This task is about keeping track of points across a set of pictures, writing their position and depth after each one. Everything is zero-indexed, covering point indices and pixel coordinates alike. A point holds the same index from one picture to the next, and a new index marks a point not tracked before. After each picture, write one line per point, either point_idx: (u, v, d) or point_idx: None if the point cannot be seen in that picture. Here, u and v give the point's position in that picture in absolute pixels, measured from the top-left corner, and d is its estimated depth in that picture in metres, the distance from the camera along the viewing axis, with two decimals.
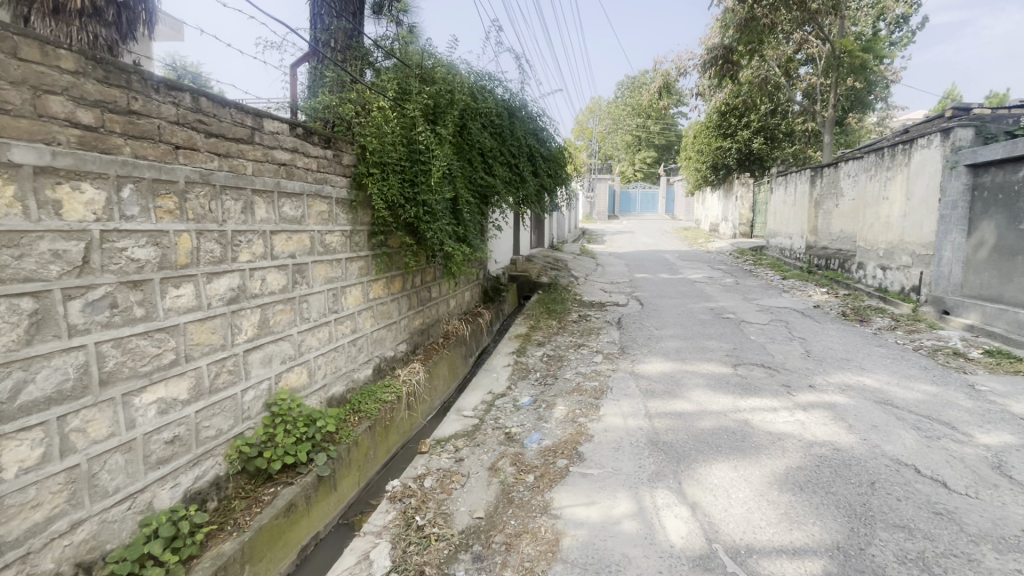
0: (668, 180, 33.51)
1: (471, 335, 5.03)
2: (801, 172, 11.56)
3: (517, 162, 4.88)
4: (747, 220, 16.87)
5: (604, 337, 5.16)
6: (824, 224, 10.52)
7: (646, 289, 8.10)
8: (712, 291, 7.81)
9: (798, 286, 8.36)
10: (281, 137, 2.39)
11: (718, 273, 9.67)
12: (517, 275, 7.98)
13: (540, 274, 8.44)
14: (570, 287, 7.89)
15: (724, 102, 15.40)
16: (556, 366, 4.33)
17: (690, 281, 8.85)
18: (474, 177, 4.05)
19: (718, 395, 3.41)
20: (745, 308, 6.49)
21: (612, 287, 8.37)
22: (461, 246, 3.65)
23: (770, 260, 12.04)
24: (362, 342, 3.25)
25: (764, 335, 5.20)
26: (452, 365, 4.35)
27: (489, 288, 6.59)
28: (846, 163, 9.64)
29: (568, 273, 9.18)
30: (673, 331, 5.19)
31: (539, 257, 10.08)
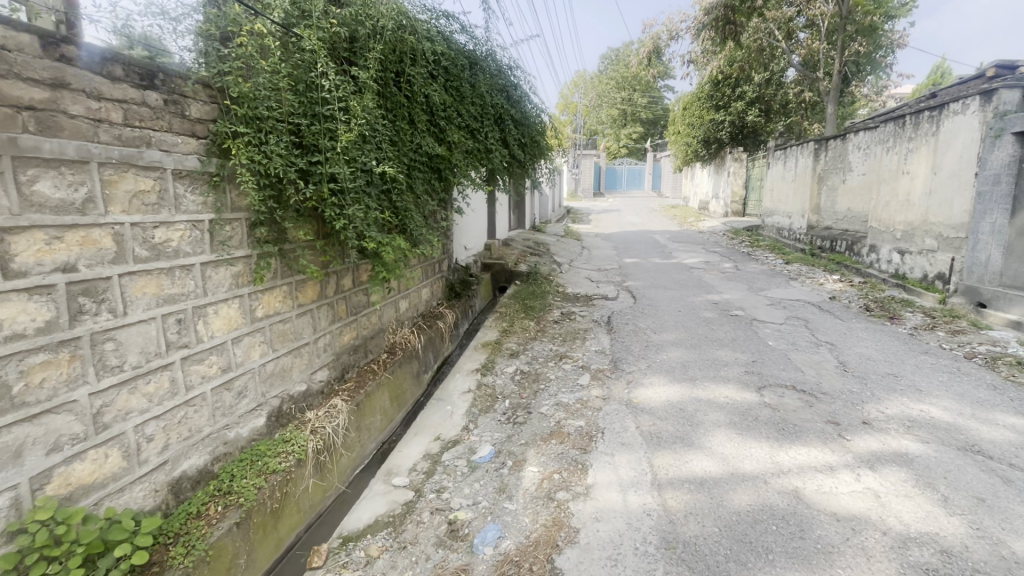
0: (655, 156, 32.47)
1: (427, 344, 4.06)
2: (803, 146, 10.63)
3: (481, 126, 3.85)
4: (740, 197, 15.98)
5: (592, 346, 4.22)
6: (829, 202, 9.63)
7: (637, 278, 7.16)
8: (712, 279, 6.92)
9: (806, 272, 7.51)
10: (19, 59, 1.34)
11: (715, 257, 8.79)
12: (492, 263, 6.97)
13: (519, 262, 7.44)
14: (552, 277, 6.92)
15: (718, 70, 14.35)
16: (531, 391, 3.38)
17: (686, 267, 7.94)
18: (419, 144, 3.07)
19: (748, 444, 2.50)
20: (754, 301, 5.58)
21: (599, 275, 7.42)
22: (393, 239, 2.66)
23: (768, 241, 11.19)
24: (243, 382, 2.25)
25: (784, 339, 4.31)
26: (397, 390, 3.38)
27: (456, 280, 5.59)
28: (857, 134, 8.70)
29: (551, 258, 8.20)
30: (676, 336, 4.27)
31: (519, 240, 9.07)
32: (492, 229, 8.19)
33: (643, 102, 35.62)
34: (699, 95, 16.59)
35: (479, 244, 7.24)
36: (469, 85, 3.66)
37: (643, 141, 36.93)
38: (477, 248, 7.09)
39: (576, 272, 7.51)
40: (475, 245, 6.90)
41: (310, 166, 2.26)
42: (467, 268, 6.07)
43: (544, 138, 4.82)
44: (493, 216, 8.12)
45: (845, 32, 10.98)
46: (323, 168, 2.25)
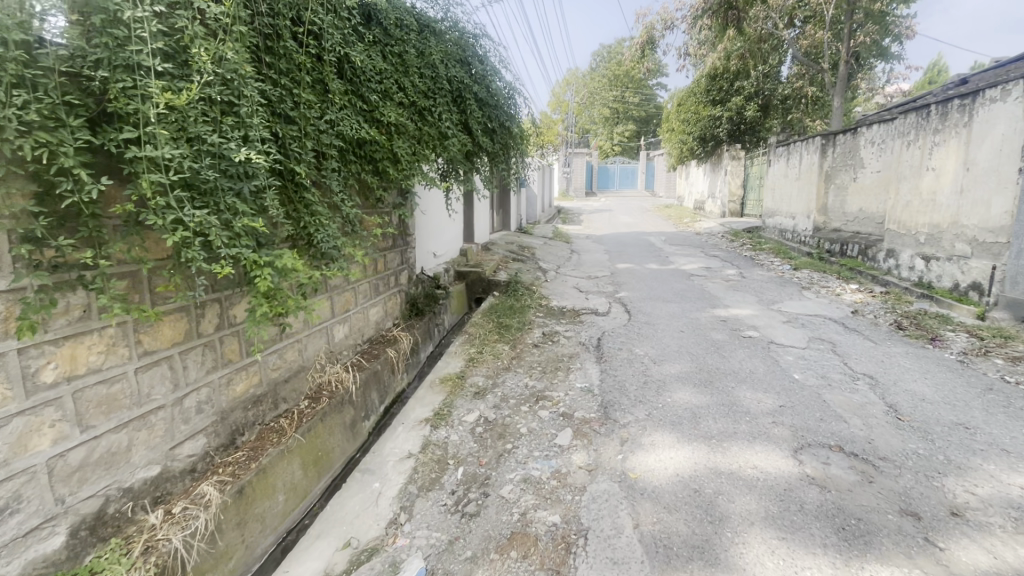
0: (647, 155, 31.81)
1: (369, 382, 3.24)
2: (807, 142, 9.91)
3: (437, 104, 3.02)
4: (737, 197, 15.26)
5: (577, 380, 3.41)
6: (839, 202, 8.89)
7: (632, 287, 6.36)
8: (716, 289, 6.14)
9: (818, 280, 6.74)
10: None
11: (716, 262, 8.02)
12: (467, 271, 6.14)
13: (499, 270, 6.62)
14: (536, 287, 6.10)
15: (715, 63, 13.62)
16: (493, 452, 2.56)
17: (686, 274, 7.16)
18: (335, 126, 2.27)
19: (800, 562, 1.69)
20: (766, 318, 4.81)
21: (589, 284, 6.61)
22: (283, 256, 1.86)
23: (771, 244, 10.45)
24: (10, 492, 1.42)
25: (813, 370, 3.51)
26: (316, 453, 2.56)
27: (421, 294, 4.76)
28: (871, 128, 7.97)
29: (535, 264, 7.40)
30: (681, 369, 3.47)
31: (502, 244, 8.26)
32: (470, 232, 7.34)
33: (635, 100, 35.03)
34: (696, 89, 15.90)
35: (453, 251, 6.40)
36: (417, 56, 2.89)
37: (636, 140, 36.25)
38: (450, 256, 6.25)
39: (563, 280, 6.70)
40: (447, 251, 6.05)
41: (119, 149, 1.46)
42: (435, 279, 5.26)
43: (523, 129, 4.04)
44: (470, 218, 7.29)
45: (852, 19, 10.31)
46: (141, 149, 1.44)
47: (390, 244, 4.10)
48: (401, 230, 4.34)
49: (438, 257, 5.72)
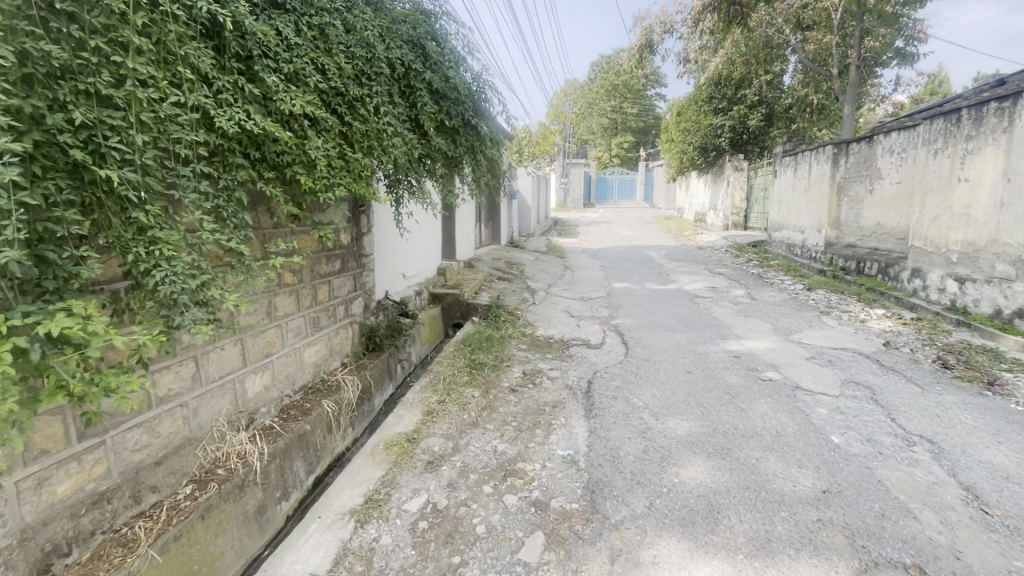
0: (647, 165, 31.27)
1: (289, 450, 2.53)
2: (816, 151, 9.27)
3: (376, 94, 2.34)
4: (740, 209, 14.62)
5: (558, 444, 2.71)
6: (854, 215, 8.22)
7: (630, 311, 5.67)
8: (724, 313, 5.46)
9: (837, 302, 6.06)
10: None
11: (722, 281, 7.35)
12: (444, 293, 5.45)
13: (481, 291, 5.93)
14: (521, 311, 5.41)
15: (717, 69, 13.06)
16: (433, 569, 1.85)
17: (689, 295, 6.48)
18: (197, 115, 1.60)
19: None
20: (786, 353, 4.11)
21: (581, 307, 5.93)
22: (69, 314, 1.18)
23: (779, 259, 9.78)
24: None
25: (856, 429, 2.80)
26: (188, 570, 1.85)
27: (382, 324, 4.07)
28: (890, 135, 7.33)
29: (523, 284, 6.72)
30: (689, 428, 2.76)
31: (488, 260, 7.59)
32: (452, 249, 6.67)
33: (634, 111, 34.66)
34: (697, 97, 15.34)
35: (431, 270, 5.73)
36: (342, 31, 2.23)
37: (635, 151, 35.78)
38: (427, 276, 5.57)
39: (553, 303, 6.01)
40: (422, 270, 5.38)
41: None
42: (403, 305, 4.58)
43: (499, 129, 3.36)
44: (451, 233, 6.63)
45: (863, 22, 9.75)
46: None
47: (337, 268, 3.43)
48: (354, 249, 3.66)
49: (410, 277, 5.05)
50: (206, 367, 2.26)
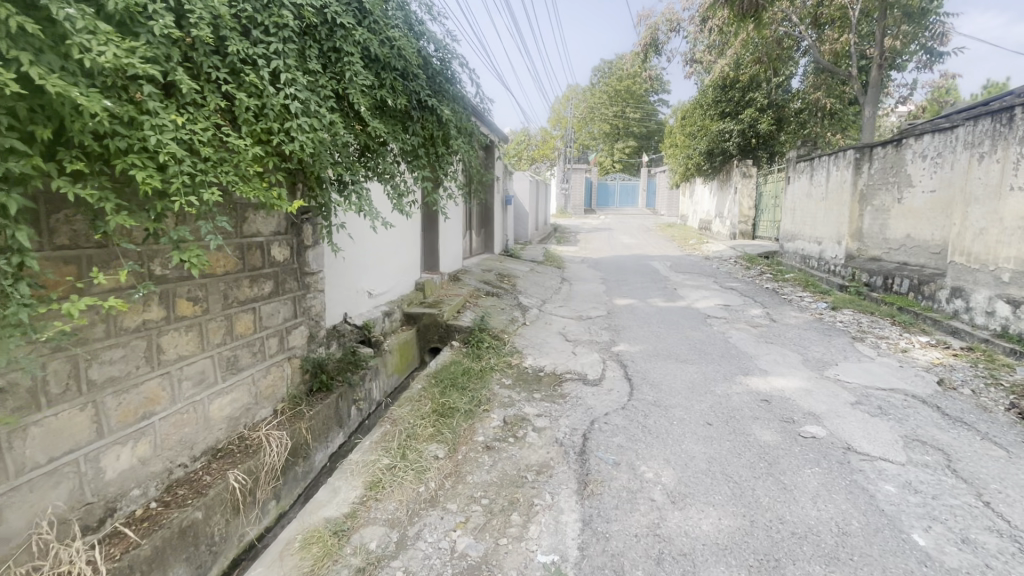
0: (649, 171, 30.62)
1: (160, 556, 1.80)
2: (836, 156, 8.57)
3: (275, 53, 1.64)
4: (748, 217, 13.90)
5: (537, 543, 1.98)
6: (879, 226, 7.51)
7: (634, 334, 4.94)
8: (741, 339, 4.74)
9: (868, 326, 5.33)
10: None
11: (734, 298, 6.63)
12: (420, 313, 4.74)
13: (464, 309, 5.21)
14: (508, 335, 4.68)
15: (725, 70, 12.43)
16: None
17: (700, 314, 5.76)
18: None
19: None
20: (824, 394, 3.38)
21: (578, 329, 5.20)
22: None
23: (793, 272, 9.06)
24: None
25: (945, 523, 2.07)
26: None
27: (334, 356, 3.35)
28: (922, 138, 6.62)
29: (513, 300, 6.00)
30: (721, 523, 2.03)
31: (476, 272, 6.88)
32: (435, 260, 5.97)
33: (637, 116, 34.13)
34: (704, 100, 14.70)
35: (406, 287, 5.03)
36: None
37: (637, 157, 35.13)
38: (401, 293, 4.88)
39: (546, 324, 5.29)
40: (394, 288, 4.69)
41: None
42: (365, 329, 3.87)
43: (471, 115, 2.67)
44: (434, 242, 5.93)
45: (885, 19, 9.09)
46: None
47: (266, 291, 2.73)
48: (292, 266, 2.96)
49: (379, 296, 4.36)
50: (16, 450, 1.54)
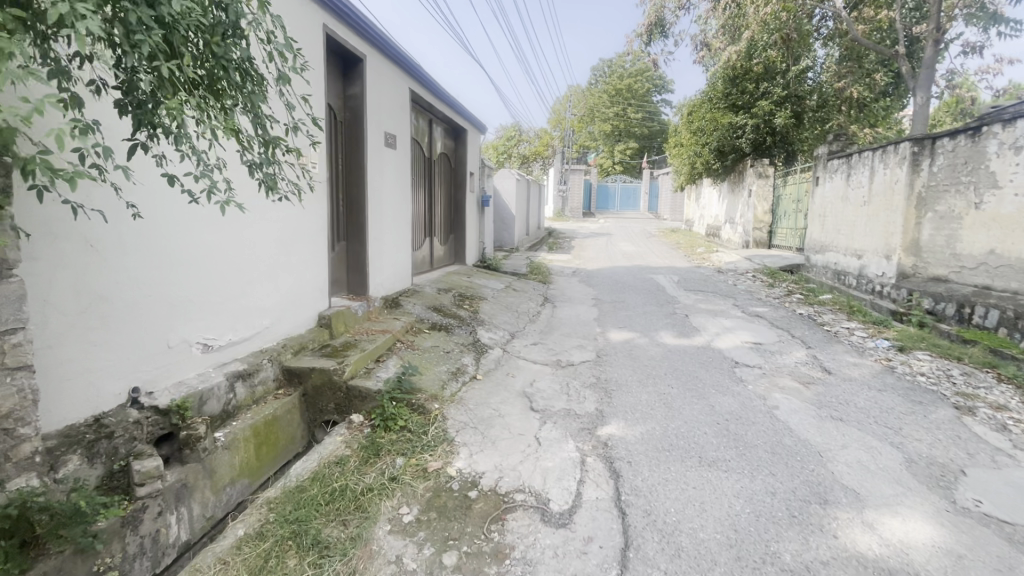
0: (651, 173, 29.06)
1: None
2: (881, 151, 6.99)
3: None
4: (764, 223, 12.28)
5: None
6: (944, 238, 5.91)
7: (631, 399, 3.34)
8: (794, 412, 3.14)
9: (967, 385, 3.73)
10: None
11: (764, 333, 5.04)
12: (307, 368, 3.13)
13: (386, 358, 3.61)
14: (440, 404, 3.09)
15: (737, 55, 10.85)
16: None
17: (723, 361, 4.16)
18: None
19: None
20: (987, 571, 1.80)
21: (551, 386, 3.61)
22: None
23: (827, 293, 7.44)
24: None
25: None
26: None
27: (58, 492, 1.76)
28: (1013, 124, 5.03)
29: (469, 335, 4.41)
30: None
31: (427, 294, 5.28)
32: (362, 278, 4.39)
33: (637, 117, 32.66)
34: (712, 93, 13.14)
35: (301, 323, 3.46)
36: None
37: (638, 159, 33.56)
38: (289, 333, 3.33)
39: (505, 380, 3.69)
40: (270, 325, 3.14)
41: None
42: (174, 416, 2.28)
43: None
44: (360, 254, 4.36)
45: None
46: None
47: None
48: None
49: (233, 340, 2.81)
50: None
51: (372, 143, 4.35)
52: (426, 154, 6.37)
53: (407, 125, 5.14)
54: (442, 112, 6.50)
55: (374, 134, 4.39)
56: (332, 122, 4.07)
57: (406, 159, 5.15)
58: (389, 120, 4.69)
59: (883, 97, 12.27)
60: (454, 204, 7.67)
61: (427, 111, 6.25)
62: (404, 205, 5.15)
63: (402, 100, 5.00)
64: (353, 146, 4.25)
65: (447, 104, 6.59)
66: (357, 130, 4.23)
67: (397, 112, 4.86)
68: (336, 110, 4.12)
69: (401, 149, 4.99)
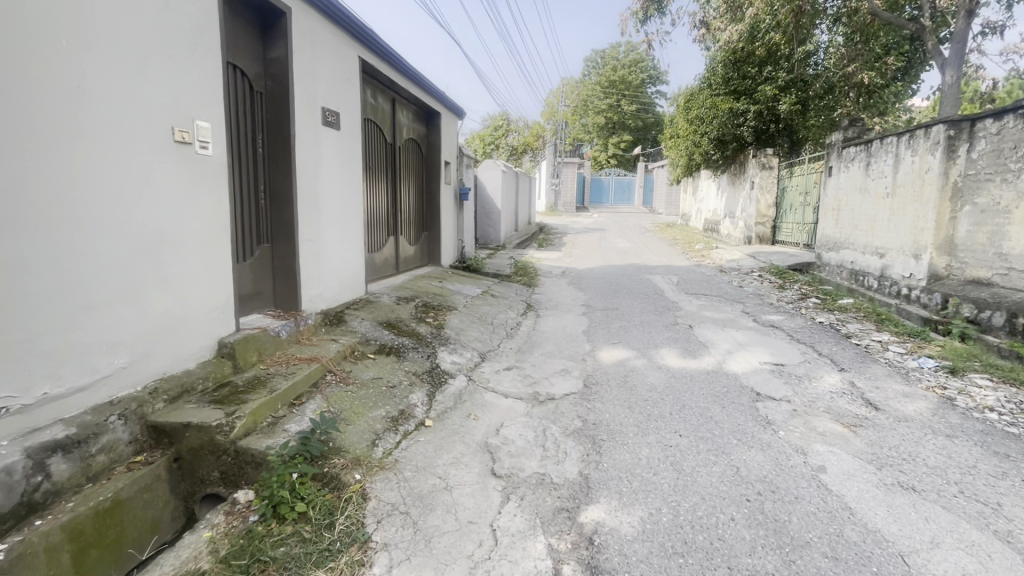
0: (646, 166, 28.20)
1: None
2: (907, 136, 6.16)
3: None
4: (767, 217, 11.48)
5: None
6: (987, 236, 5.10)
7: (627, 458, 2.48)
8: (847, 480, 2.30)
9: None
10: None
11: (785, 350, 4.21)
12: (178, 423, 2.27)
13: (305, 400, 2.75)
14: (362, 474, 2.23)
15: (738, 34, 9.99)
16: None
17: (743, 392, 3.31)
18: None
19: None
20: None
21: (523, 434, 2.76)
22: None
23: (846, 295, 6.63)
24: None
25: None
26: None
27: None
28: None
29: (425, 359, 3.54)
30: None
31: (383, 304, 4.41)
32: (291, 289, 3.54)
33: (632, 109, 31.77)
34: (711, 78, 12.30)
35: (187, 356, 2.59)
36: None
37: (633, 151, 32.70)
38: (167, 372, 2.46)
39: (462, 426, 2.83)
40: (132, 365, 2.27)
41: None
42: None
43: None
44: (288, 259, 3.50)
45: None
46: None
47: None
48: None
49: (53, 396, 1.94)
50: None
51: (301, 119, 3.47)
52: (387, 139, 5.49)
53: (358, 103, 4.27)
54: (408, 91, 5.61)
55: (305, 108, 3.52)
56: (245, 91, 3.18)
57: (357, 143, 4.28)
58: (328, 93, 3.80)
59: (895, 82, 11.43)
60: (427, 196, 6.79)
61: (388, 89, 5.37)
62: (354, 198, 4.28)
63: (349, 71, 4.11)
64: (277, 123, 3.38)
65: (415, 81, 5.71)
66: (281, 102, 3.35)
67: (341, 85, 3.98)
68: (252, 77, 3.24)
69: (348, 130, 4.12)
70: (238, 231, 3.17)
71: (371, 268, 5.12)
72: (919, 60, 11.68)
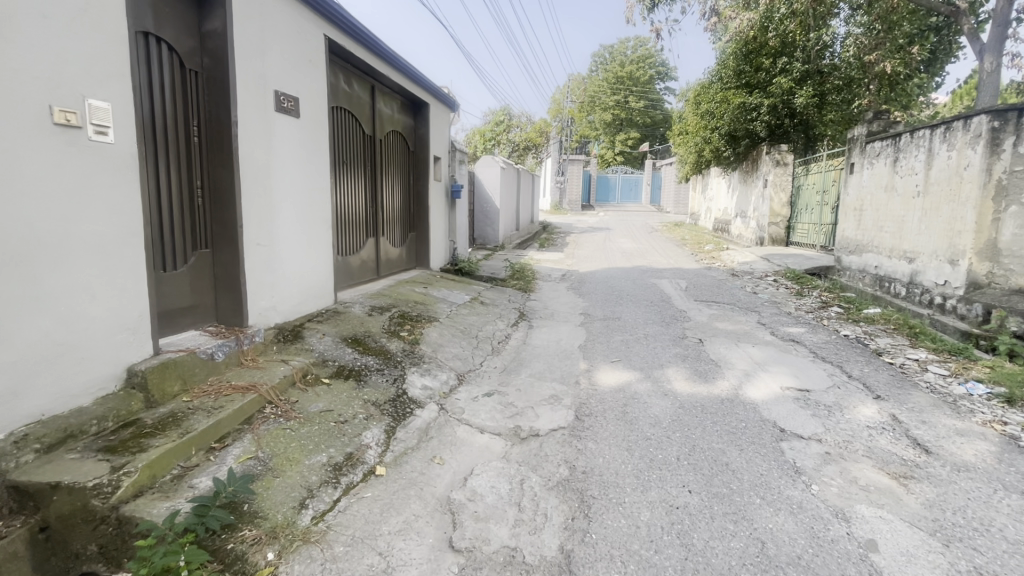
0: (653, 163, 27.57)
1: None
2: (942, 129, 5.56)
3: None
4: (781, 217, 10.87)
5: None
6: None
7: (623, 526, 1.96)
8: (910, 565, 1.76)
9: None
10: None
11: (810, 372, 3.66)
12: (47, 481, 1.78)
13: (230, 442, 2.25)
14: (275, 553, 1.73)
15: (752, 22, 9.41)
16: None
17: (764, 430, 2.77)
18: None
19: None
20: None
21: (495, 486, 2.24)
22: None
23: (872, 304, 6.04)
24: None
25: None
26: None
27: None
28: None
29: (390, 384, 3.03)
30: None
31: (352, 316, 3.90)
32: (235, 300, 3.05)
33: (639, 105, 31.10)
34: (722, 71, 11.70)
35: (80, 391, 2.10)
36: None
37: (640, 148, 32.05)
38: (48, 413, 1.98)
39: (422, 475, 2.31)
40: None
41: None
42: None
43: None
44: (232, 266, 3.01)
45: None
46: None
47: None
48: None
49: None
50: None
51: (245, 104, 2.98)
52: (365, 131, 4.99)
53: (322, 90, 3.78)
54: (390, 79, 5.11)
55: (251, 92, 3.03)
56: (174, 70, 2.68)
57: (321, 134, 3.80)
58: (283, 75, 3.31)
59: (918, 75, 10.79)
60: (414, 193, 6.30)
61: (366, 76, 4.87)
62: (318, 196, 3.80)
63: (311, 52, 3.62)
64: (216, 108, 2.88)
65: (399, 69, 5.21)
66: (221, 84, 2.85)
67: (299, 67, 3.48)
68: (183, 53, 2.74)
69: (309, 118, 3.63)
70: (166, 234, 2.68)
71: (346, 273, 4.64)
72: (943, 51, 11.05)
